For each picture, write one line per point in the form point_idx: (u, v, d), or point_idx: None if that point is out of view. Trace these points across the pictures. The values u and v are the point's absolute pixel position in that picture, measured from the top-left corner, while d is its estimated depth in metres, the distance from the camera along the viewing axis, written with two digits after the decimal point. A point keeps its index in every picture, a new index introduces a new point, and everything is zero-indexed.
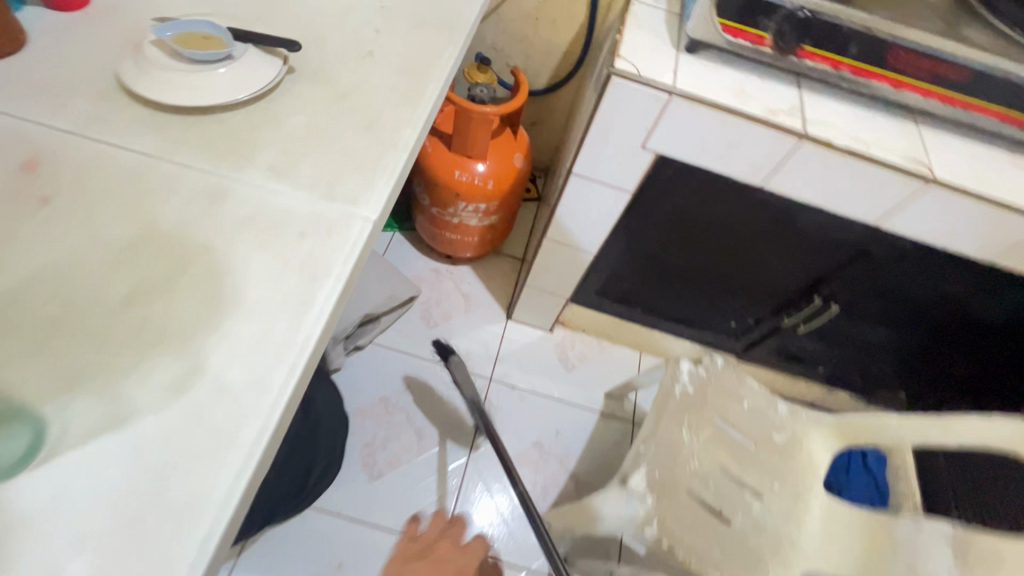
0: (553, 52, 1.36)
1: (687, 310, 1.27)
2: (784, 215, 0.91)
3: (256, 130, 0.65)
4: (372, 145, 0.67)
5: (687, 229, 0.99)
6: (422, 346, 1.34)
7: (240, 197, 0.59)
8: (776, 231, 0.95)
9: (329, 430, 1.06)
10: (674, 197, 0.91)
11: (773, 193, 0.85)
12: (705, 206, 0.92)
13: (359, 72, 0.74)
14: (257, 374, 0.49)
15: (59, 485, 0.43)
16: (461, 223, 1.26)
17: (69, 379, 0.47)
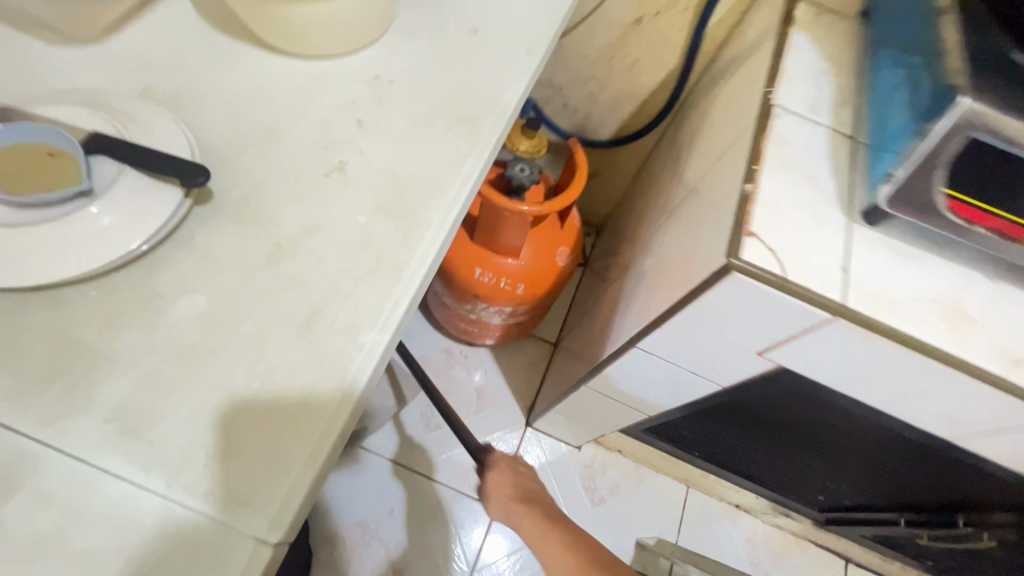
0: (628, 99, 1.02)
1: (762, 471, 0.95)
2: (959, 458, 0.58)
3: (114, 326, 0.39)
4: (302, 364, 0.39)
5: (791, 425, 0.68)
6: (418, 454, 1.10)
7: (46, 488, 0.34)
8: (936, 461, 0.62)
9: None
10: (787, 400, 0.60)
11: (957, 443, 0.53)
12: (831, 416, 0.61)
13: (314, 205, 0.46)
14: None
15: None
16: (480, 319, 0.98)
17: None
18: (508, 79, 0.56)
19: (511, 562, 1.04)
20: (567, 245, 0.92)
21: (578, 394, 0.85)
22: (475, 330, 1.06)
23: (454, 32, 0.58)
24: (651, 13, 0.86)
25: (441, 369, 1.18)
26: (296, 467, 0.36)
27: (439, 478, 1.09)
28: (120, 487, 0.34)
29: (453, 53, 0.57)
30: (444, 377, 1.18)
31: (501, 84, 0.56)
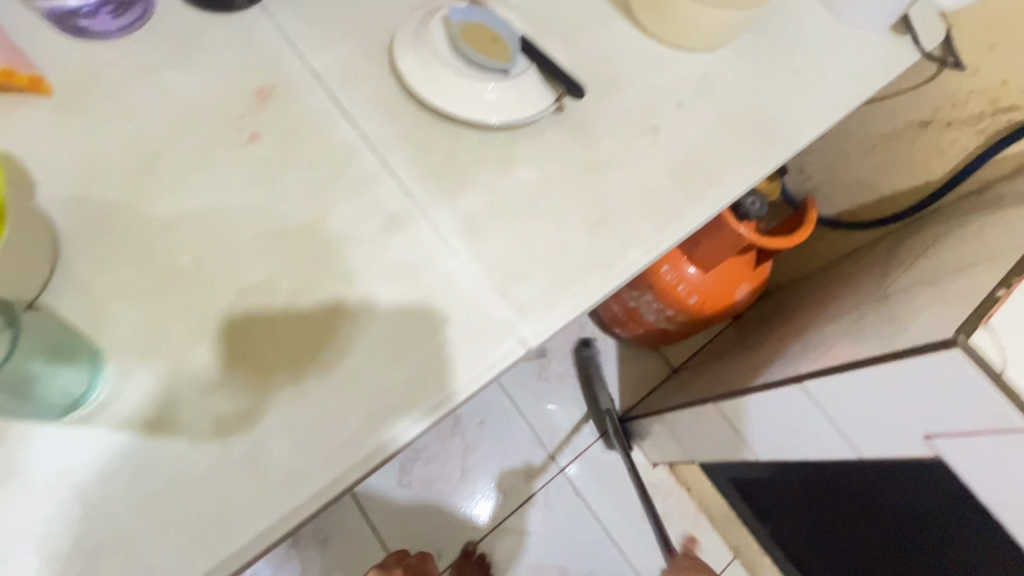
0: (867, 191, 1.03)
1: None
2: None
3: (479, 163, 0.54)
4: (584, 249, 0.52)
5: (898, 536, 0.69)
6: (521, 392, 1.21)
7: (413, 238, 0.50)
8: None
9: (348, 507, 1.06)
10: (913, 504, 0.63)
11: None
12: (950, 544, 0.63)
13: (629, 149, 0.59)
14: (302, 465, 0.41)
15: (72, 458, 0.39)
16: (635, 310, 1.08)
17: (148, 348, 0.42)
18: (805, 125, 0.65)
19: (560, 510, 1.15)
20: (750, 285, 0.97)
21: (698, 410, 0.91)
22: (623, 319, 1.15)
23: (779, 69, 0.67)
24: (942, 122, 0.87)
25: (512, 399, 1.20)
26: (559, 309, 0.49)
27: (529, 421, 1.19)
28: (453, 260, 0.49)
29: (770, 85, 0.66)
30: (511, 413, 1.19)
31: (799, 126, 0.64)
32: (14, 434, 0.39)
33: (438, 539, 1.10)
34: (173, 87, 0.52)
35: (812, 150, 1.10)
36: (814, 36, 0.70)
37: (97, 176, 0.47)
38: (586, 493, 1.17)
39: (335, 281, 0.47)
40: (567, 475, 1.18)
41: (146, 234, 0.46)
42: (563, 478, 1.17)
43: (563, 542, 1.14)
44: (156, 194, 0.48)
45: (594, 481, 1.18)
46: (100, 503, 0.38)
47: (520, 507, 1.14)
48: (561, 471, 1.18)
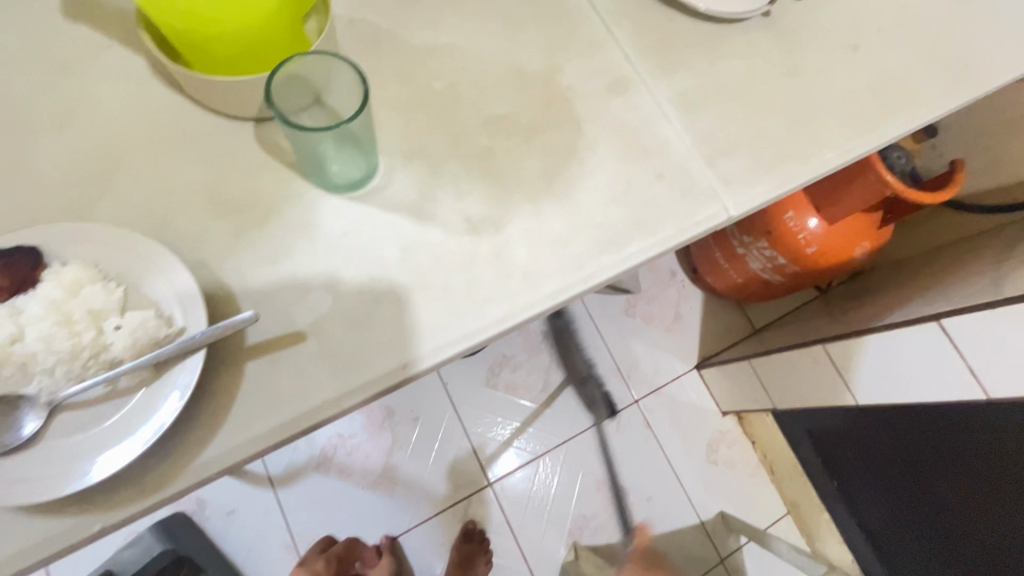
0: (1003, 173, 0.98)
1: (888, 539, 0.96)
2: None
3: (694, 48, 0.57)
4: (783, 142, 0.55)
5: (983, 492, 0.71)
6: (608, 322, 1.26)
7: (635, 102, 0.53)
8: None
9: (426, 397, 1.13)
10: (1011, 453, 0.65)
11: None
12: None
13: (829, 60, 0.60)
14: (538, 269, 0.46)
15: (353, 224, 0.45)
16: (742, 257, 1.11)
17: (410, 151, 0.48)
18: (1001, 68, 0.64)
19: (630, 436, 1.19)
20: (870, 243, 0.98)
21: (798, 353, 0.95)
22: (724, 266, 1.17)
23: (982, 10, 0.67)
24: None
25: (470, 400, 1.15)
26: (759, 189, 0.53)
27: (611, 350, 1.24)
28: (668, 128, 0.53)
29: (970, 24, 0.66)
30: (474, 405, 1.15)
31: (995, 68, 0.64)
32: (309, 197, 0.45)
33: (513, 439, 1.15)
34: None
35: (952, 126, 1.08)
36: None
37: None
38: (656, 427, 1.21)
39: (566, 126, 0.51)
40: (641, 406, 1.22)
41: (406, 57, 0.51)
42: (636, 408, 1.21)
43: (627, 465, 1.18)
44: (416, 24, 0.53)
45: (664, 417, 1.22)
46: (374, 262, 0.44)
47: (592, 426, 1.19)
48: (635, 403, 1.22)
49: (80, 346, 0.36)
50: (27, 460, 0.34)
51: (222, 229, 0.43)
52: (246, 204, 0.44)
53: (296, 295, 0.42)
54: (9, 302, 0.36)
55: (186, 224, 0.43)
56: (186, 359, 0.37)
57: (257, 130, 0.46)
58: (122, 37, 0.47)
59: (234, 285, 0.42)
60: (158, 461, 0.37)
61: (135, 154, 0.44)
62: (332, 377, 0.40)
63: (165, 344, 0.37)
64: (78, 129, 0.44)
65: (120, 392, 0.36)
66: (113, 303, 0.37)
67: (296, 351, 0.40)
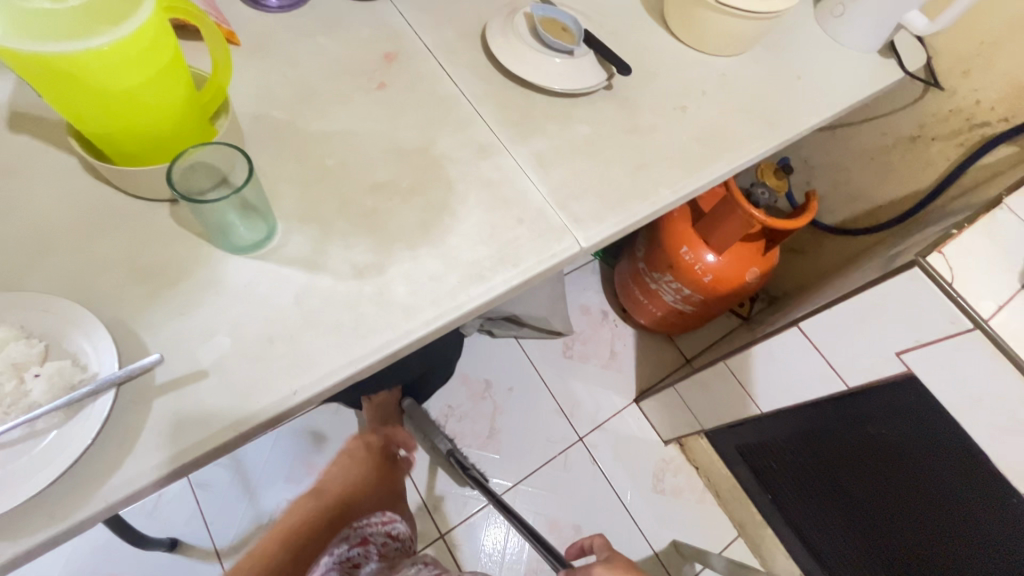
0: (862, 202, 1.15)
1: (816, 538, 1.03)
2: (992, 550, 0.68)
3: (547, 118, 0.71)
4: (626, 185, 0.67)
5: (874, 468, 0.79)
6: (547, 365, 1.33)
7: (497, 163, 0.65)
8: (967, 556, 0.72)
9: None
10: (883, 428, 0.74)
11: (989, 511, 0.65)
12: (917, 464, 0.71)
13: (663, 119, 0.75)
14: (415, 302, 0.54)
15: (252, 278, 0.53)
16: (656, 292, 1.21)
17: (305, 216, 0.58)
18: (804, 114, 0.80)
19: (579, 473, 1.23)
20: (759, 268, 1.10)
21: (708, 371, 1.04)
22: (644, 302, 1.28)
23: (786, 73, 0.83)
24: (928, 136, 0.97)
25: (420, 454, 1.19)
26: (606, 224, 0.64)
27: (552, 391, 1.31)
28: (527, 182, 0.65)
29: (778, 83, 0.82)
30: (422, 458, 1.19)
31: (798, 115, 0.79)
32: (216, 259, 0.54)
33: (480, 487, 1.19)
34: (325, 46, 0.70)
35: None
36: (815, 51, 0.87)
37: (270, 100, 0.64)
38: (602, 463, 1.25)
39: (439, 186, 0.62)
40: (585, 442, 1.27)
41: (305, 142, 0.63)
42: (581, 445, 1.26)
43: (577, 503, 1.21)
44: (312, 116, 0.64)
45: (609, 452, 1.27)
46: (270, 308, 0.52)
47: (541, 467, 1.23)
48: (579, 440, 1.27)
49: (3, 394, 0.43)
50: None
51: (137, 290, 0.51)
52: (160, 268, 0.52)
53: (201, 341, 0.49)
54: None
55: (106, 289, 0.50)
56: (98, 400, 0.43)
57: (172, 210, 0.55)
58: (58, 142, 0.57)
59: (145, 337, 0.49)
60: (70, 491, 0.42)
61: (66, 236, 0.52)
62: (230, 406, 0.47)
63: (79, 387, 0.44)
64: (15, 218, 0.52)
65: (37, 432, 0.42)
66: (34, 355, 0.44)
67: (197, 387, 0.47)
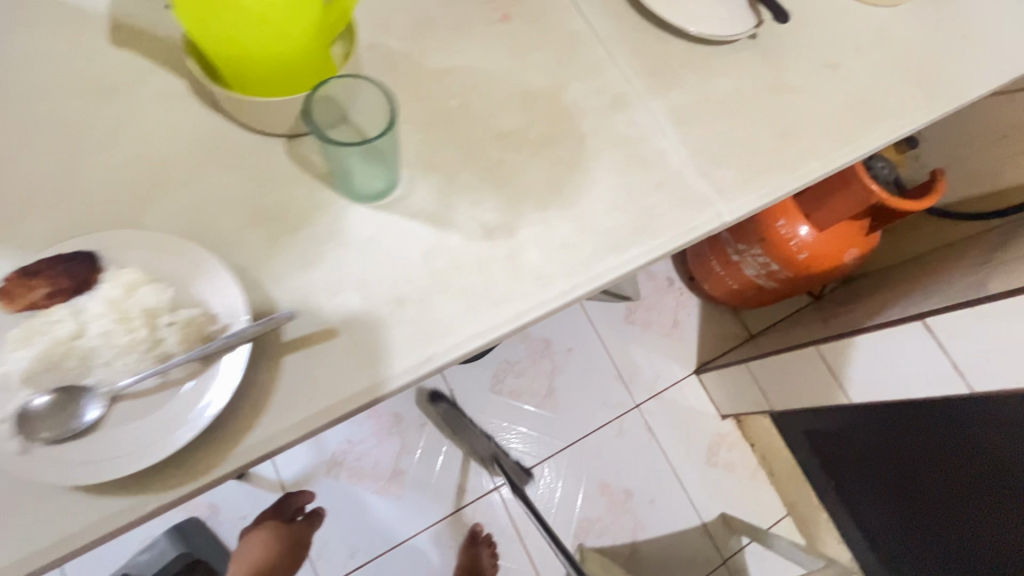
0: (981, 182, 1.02)
1: (894, 541, 0.97)
2: None
3: (686, 68, 0.62)
4: (771, 154, 0.60)
5: (971, 477, 0.75)
6: (608, 329, 1.30)
7: (631, 117, 0.58)
8: None
9: (433, 403, 1.16)
10: (996, 438, 0.69)
11: None
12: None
13: (813, 78, 0.65)
14: (549, 269, 0.50)
15: (378, 231, 0.49)
16: (737, 264, 1.15)
17: (427, 164, 0.52)
18: (970, 82, 0.69)
19: (633, 440, 1.23)
20: (859, 249, 1.02)
21: (792, 354, 0.99)
22: (720, 273, 1.21)
23: (952, 31, 0.72)
24: None
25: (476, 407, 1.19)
26: (749, 197, 0.57)
27: (612, 356, 1.28)
28: (665, 142, 0.58)
29: (941, 43, 0.71)
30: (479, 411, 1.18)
31: (965, 83, 0.69)
32: (338, 206, 0.49)
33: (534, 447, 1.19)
34: None
35: (933, 138, 1.13)
36: (985, 6, 0.74)
37: (386, 28, 0.57)
38: (657, 431, 1.24)
39: (569, 139, 0.56)
40: (642, 410, 1.25)
41: (423, 78, 0.56)
42: (638, 412, 1.25)
43: (629, 468, 1.20)
44: (431, 50, 0.57)
45: (665, 421, 1.25)
46: (397, 265, 0.48)
47: (597, 430, 1.22)
48: (636, 407, 1.25)
49: (134, 341, 0.39)
50: (87, 444, 0.37)
51: (258, 236, 0.47)
52: (281, 213, 0.48)
53: (328, 296, 0.45)
54: (70, 302, 0.39)
55: (224, 232, 0.46)
56: (232, 353, 0.41)
57: (288, 146, 0.50)
58: (166, 62, 0.51)
59: (270, 287, 0.45)
60: (205, 448, 0.40)
61: (176, 169, 0.48)
62: (362, 370, 0.44)
63: (212, 339, 0.41)
64: (124, 145, 0.48)
65: (171, 385, 0.39)
66: (164, 302, 0.40)
67: (328, 347, 0.44)
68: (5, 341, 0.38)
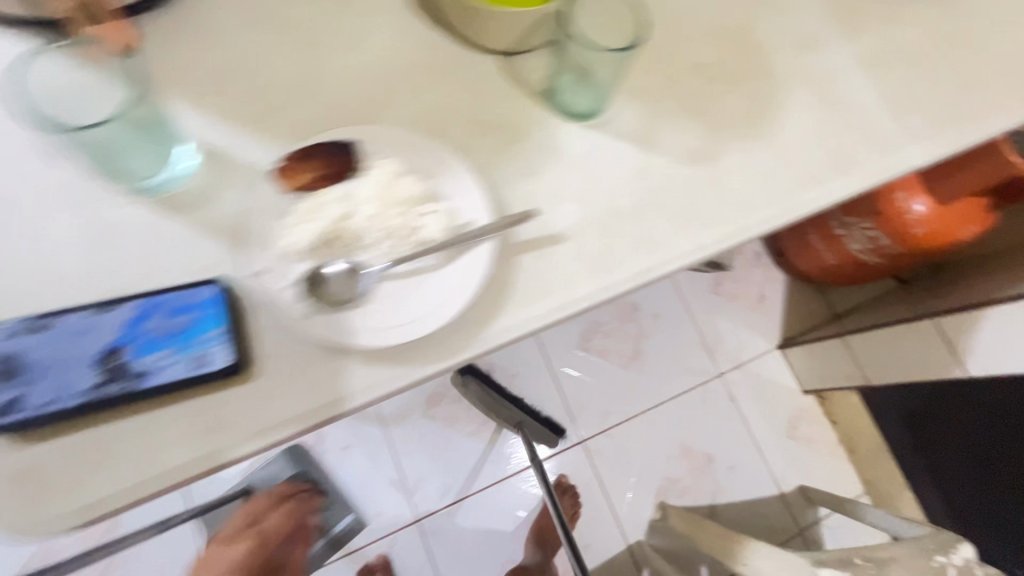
0: None
1: (994, 543, 0.95)
2: None
3: (873, 13, 0.61)
4: (959, 103, 0.59)
5: None
6: (695, 298, 1.30)
7: (822, 58, 0.58)
8: None
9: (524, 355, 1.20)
10: None
11: None
12: None
13: (998, 31, 0.64)
14: (751, 198, 0.51)
15: (591, 149, 0.50)
16: (840, 238, 1.14)
17: (632, 89, 0.53)
18: None
19: (716, 407, 1.24)
20: (978, 226, 1.00)
21: (902, 326, 0.99)
22: (818, 248, 1.21)
23: None
24: None
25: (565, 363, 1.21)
26: (939, 143, 0.57)
27: (698, 325, 1.29)
28: (855, 85, 0.58)
29: None
30: (567, 367, 1.21)
31: None
32: (552, 122, 0.51)
33: (619, 406, 1.21)
34: None
35: None
36: None
37: None
38: (740, 401, 1.25)
39: (763, 76, 0.56)
40: (725, 379, 1.26)
41: None
42: (721, 381, 1.26)
43: (711, 434, 1.22)
44: None
45: (747, 392, 1.26)
46: (613, 182, 0.49)
47: (680, 395, 1.23)
48: (719, 376, 1.26)
49: (396, 227, 0.42)
50: (358, 316, 0.40)
51: (484, 143, 0.48)
52: (503, 124, 0.50)
53: (552, 205, 0.47)
54: (337, 185, 0.42)
55: (453, 139, 0.48)
56: (477, 247, 0.43)
57: (504, 62, 0.52)
58: None
59: (500, 192, 0.47)
60: (455, 330, 0.42)
61: (406, 75, 0.50)
62: (587, 275, 0.46)
63: (465, 231, 0.44)
64: (359, 48, 0.49)
65: (428, 270, 0.42)
66: (424, 192, 0.43)
67: (556, 251, 0.46)
68: (283, 216, 0.41)
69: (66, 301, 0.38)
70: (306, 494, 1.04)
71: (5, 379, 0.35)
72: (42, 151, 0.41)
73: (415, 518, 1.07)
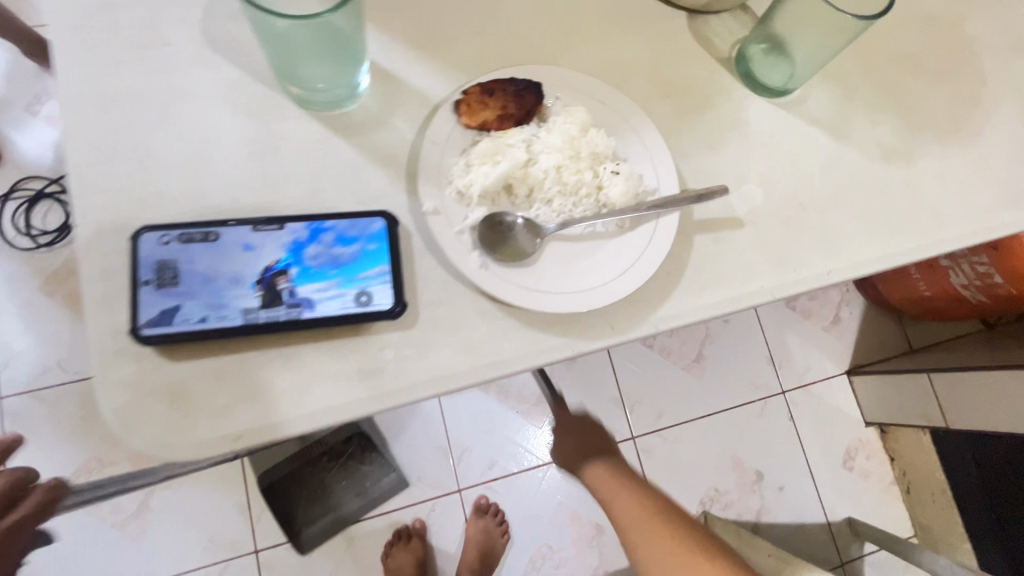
0: None
1: None
2: None
3: None
4: None
5: None
6: (767, 310, 1.25)
7: None
8: None
9: None
10: None
11: None
12: None
13: None
14: (947, 209, 0.46)
15: (778, 130, 0.45)
16: (943, 270, 1.06)
17: (825, 70, 0.48)
18: None
19: (774, 424, 1.19)
20: None
21: (1004, 372, 0.92)
22: (913, 277, 1.13)
23: None
24: None
25: (624, 355, 1.17)
26: None
27: (767, 337, 1.23)
28: None
29: None
30: (626, 360, 1.17)
31: None
32: (737, 95, 0.46)
33: (674, 407, 1.17)
34: None
35: None
36: None
37: None
38: (799, 422, 1.20)
39: (969, 76, 0.50)
40: (787, 397, 1.21)
41: None
42: (782, 398, 1.21)
43: (764, 450, 1.18)
44: None
45: (809, 414, 1.21)
46: (799, 169, 0.44)
47: (738, 406, 1.19)
48: (781, 393, 1.21)
49: (580, 184, 0.38)
50: (530, 274, 0.37)
51: (665, 108, 0.44)
52: (686, 90, 0.45)
53: (732, 185, 0.43)
54: (521, 130, 0.38)
55: (634, 97, 0.44)
56: (661, 217, 0.39)
57: (690, 22, 0.47)
58: None
59: (679, 163, 0.43)
60: (624, 305, 0.38)
61: (591, 19, 0.45)
62: (766, 267, 0.41)
63: (646, 199, 0.39)
64: None
65: (602, 235, 0.38)
66: (608, 149, 0.39)
67: (735, 236, 0.41)
68: (460, 154, 0.37)
69: (227, 212, 0.35)
70: (354, 447, 1.03)
71: (160, 287, 0.32)
72: (211, 45, 0.38)
73: (459, 487, 1.05)
